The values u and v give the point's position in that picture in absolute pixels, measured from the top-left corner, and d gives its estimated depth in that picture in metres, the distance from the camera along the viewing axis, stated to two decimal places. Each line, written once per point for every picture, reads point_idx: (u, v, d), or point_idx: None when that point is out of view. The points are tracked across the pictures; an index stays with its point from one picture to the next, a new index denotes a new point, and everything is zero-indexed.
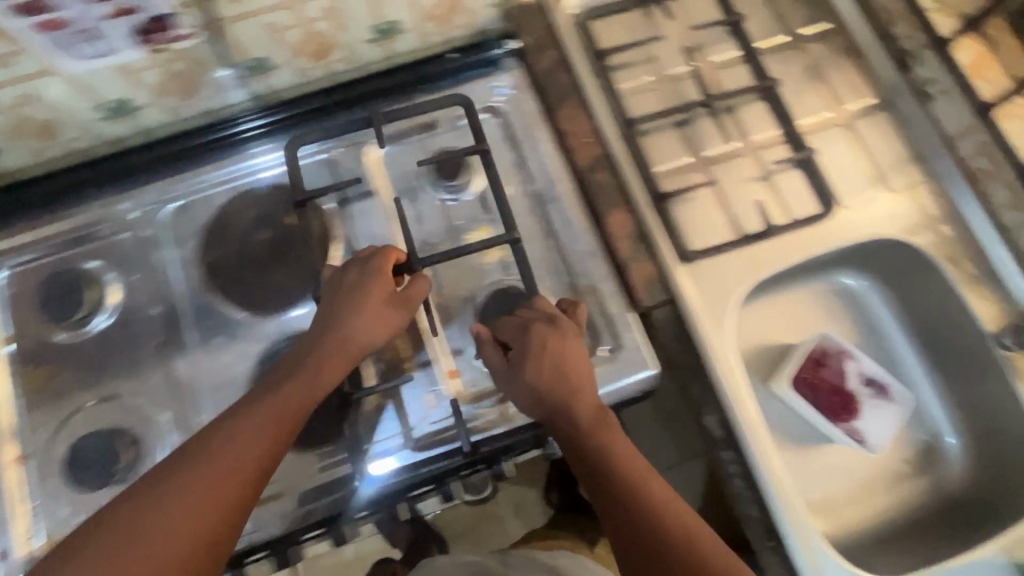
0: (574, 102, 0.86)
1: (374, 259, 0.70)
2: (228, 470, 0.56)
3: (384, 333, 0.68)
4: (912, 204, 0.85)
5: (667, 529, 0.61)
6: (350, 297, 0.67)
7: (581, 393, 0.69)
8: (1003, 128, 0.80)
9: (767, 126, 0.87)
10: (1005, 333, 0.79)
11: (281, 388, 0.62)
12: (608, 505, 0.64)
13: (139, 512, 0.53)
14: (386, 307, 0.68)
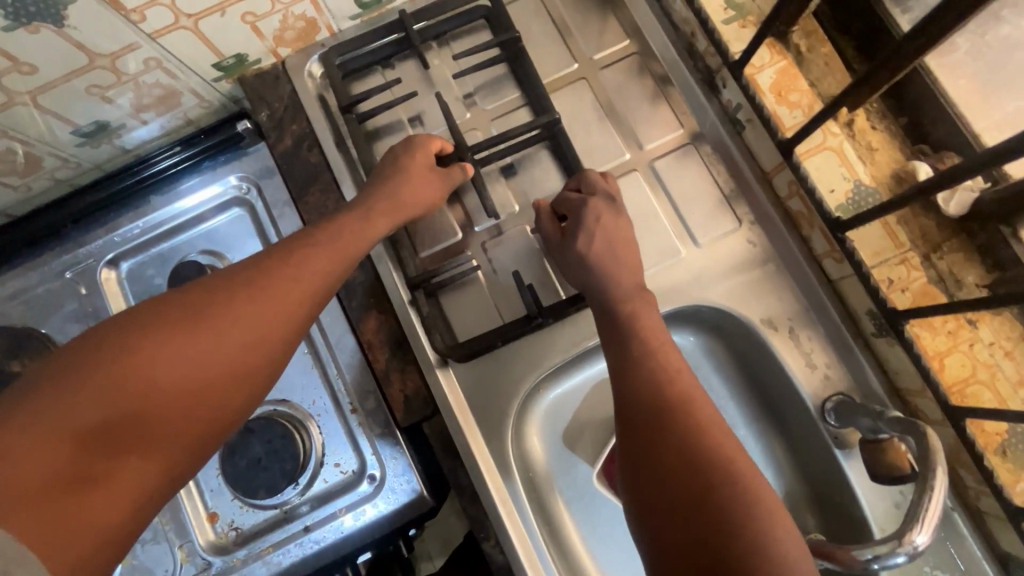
0: (322, 185, 0.74)
1: (420, 138, 0.68)
2: (278, 301, 0.51)
3: (426, 202, 0.67)
4: (727, 257, 0.73)
5: (697, 399, 0.55)
6: (425, 162, 0.67)
7: (627, 269, 0.64)
8: (809, 167, 0.66)
9: (551, 184, 0.75)
10: (828, 408, 0.68)
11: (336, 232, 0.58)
12: (630, 374, 0.57)
13: (159, 343, 0.46)
14: (427, 175, 0.67)
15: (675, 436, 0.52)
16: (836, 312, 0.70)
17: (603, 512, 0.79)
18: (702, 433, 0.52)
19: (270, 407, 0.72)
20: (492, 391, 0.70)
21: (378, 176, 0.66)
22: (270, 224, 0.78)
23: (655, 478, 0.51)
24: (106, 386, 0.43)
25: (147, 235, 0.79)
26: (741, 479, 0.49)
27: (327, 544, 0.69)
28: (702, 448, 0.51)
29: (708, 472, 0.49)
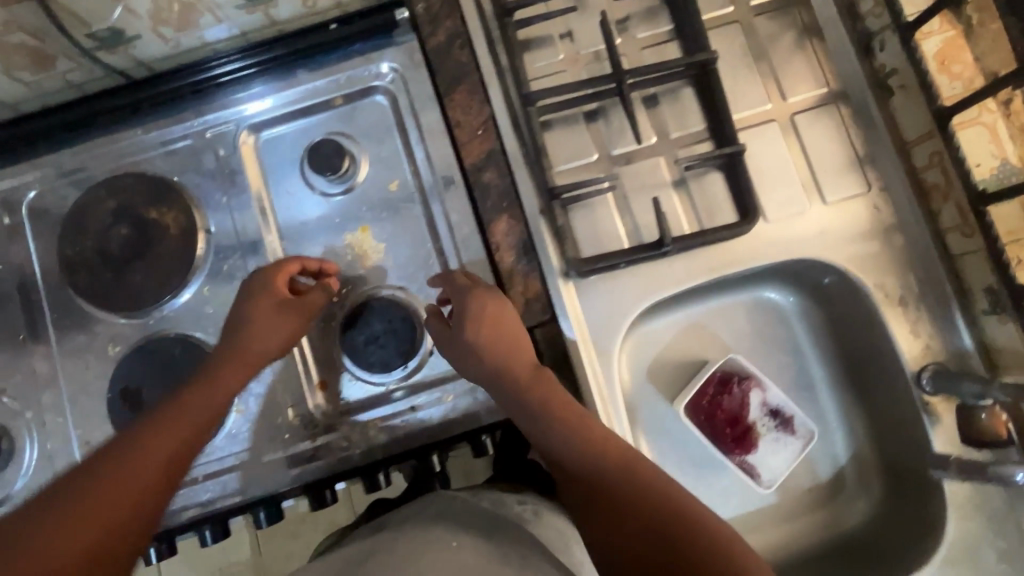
0: (469, 84, 0.75)
1: (260, 278, 0.68)
2: (143, 450, 0.55)
3: (291, 334, 0.68)
4: (850, 220, 0.75)
5: (632, 465, 0.58)
6: (274, 303, 0.67)
7: (522, 350, 0.66)
8: (961, 139, 0.68)
9: (692, 120, 0.76)
10: (924, 375, 0.71)
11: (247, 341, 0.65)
12: (570, 453, 0.60)
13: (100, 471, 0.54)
14: (276, 314, 0.67)
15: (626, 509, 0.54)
16: (948, 286, 0.72)
17: (680, 442, 0.82)
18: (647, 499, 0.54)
19: (390, 291, 0.75)
20: (604, 308, 0.73)
21: (238, 322, 0.66)
22: (411, 117, 0.77)
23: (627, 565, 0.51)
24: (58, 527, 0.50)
25: (286, 109, 0.79)
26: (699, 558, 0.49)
27: (433, 425, 0.73)
28: (655, 517, 0.53)
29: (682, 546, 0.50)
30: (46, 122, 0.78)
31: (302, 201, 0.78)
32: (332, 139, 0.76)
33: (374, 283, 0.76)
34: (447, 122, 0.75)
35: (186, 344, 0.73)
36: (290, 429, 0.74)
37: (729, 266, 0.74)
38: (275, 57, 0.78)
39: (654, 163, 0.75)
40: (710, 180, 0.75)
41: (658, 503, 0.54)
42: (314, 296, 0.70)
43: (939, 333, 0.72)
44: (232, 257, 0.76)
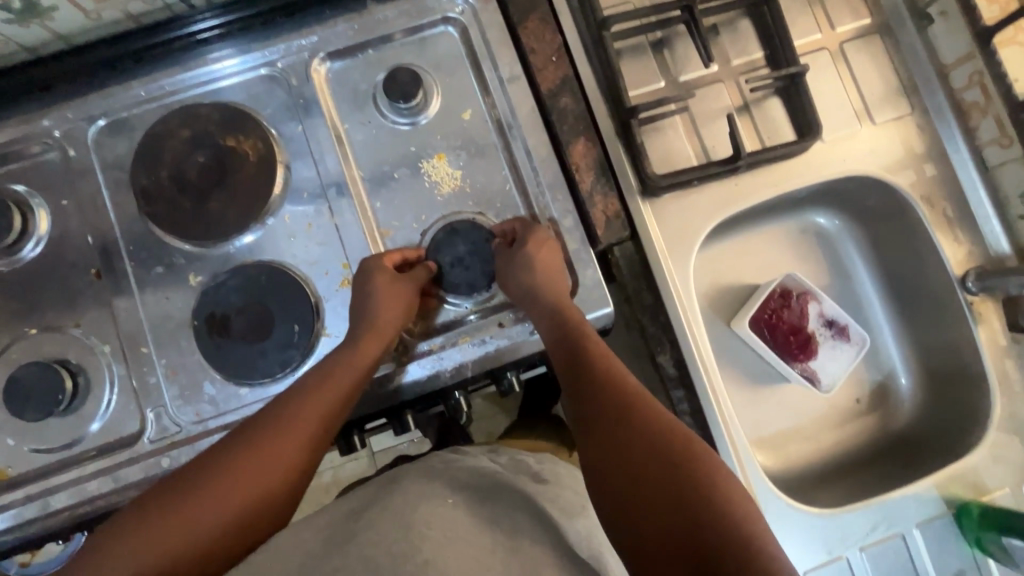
0: (541, 13, 0.77)
1: (370, 262, 0.70)
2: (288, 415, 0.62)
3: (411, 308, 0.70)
4: (897, 139, 0.80)
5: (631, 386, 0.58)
6: (389, 277, 0.69)
7: (557, 281, 0.69)
8: (1002, 57, 0.74)
9: (751, 49, 0.80)
10: (969, 277, 0.77)
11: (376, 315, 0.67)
12: (576, 372, 0.62)
13: (250, 443, 0.59)
14: (396, 287, 0.69)
15: (624, 424, 0.55)
16: (987, 196, 0.79)
17: (740, 357, 0.87)
18: (648, 418, 0.55)
19: (469, 216, 0.77)
20: (678, 224, 0.77)
21: (363, 295, 0.69)
22: (483, 47, 0.78)
23: (613, 474, 0.52)
24: (228, 478, 0.57)
25: (356, 39, 0.78)
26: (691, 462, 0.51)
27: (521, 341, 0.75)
28: (648, 431, 0.54)
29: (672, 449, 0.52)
30: (107, 54, 0.76)
31: (375, 131, 0.78)
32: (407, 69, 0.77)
33: (454, 209, 0.77)
34: (520, 51, 0.78)
35: (269, 270, 0.73)
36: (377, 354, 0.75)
37: (790, 184, 0.79)
38: (257, 13, 0.78)
39: (717, 89, 0.79)
40: (769, 104, 0.79)
41: (659, 423, 0.54)
42: (421, 271, 0.72)
43: (980, 241, 0.79)
44: (311, 187, 0.76)
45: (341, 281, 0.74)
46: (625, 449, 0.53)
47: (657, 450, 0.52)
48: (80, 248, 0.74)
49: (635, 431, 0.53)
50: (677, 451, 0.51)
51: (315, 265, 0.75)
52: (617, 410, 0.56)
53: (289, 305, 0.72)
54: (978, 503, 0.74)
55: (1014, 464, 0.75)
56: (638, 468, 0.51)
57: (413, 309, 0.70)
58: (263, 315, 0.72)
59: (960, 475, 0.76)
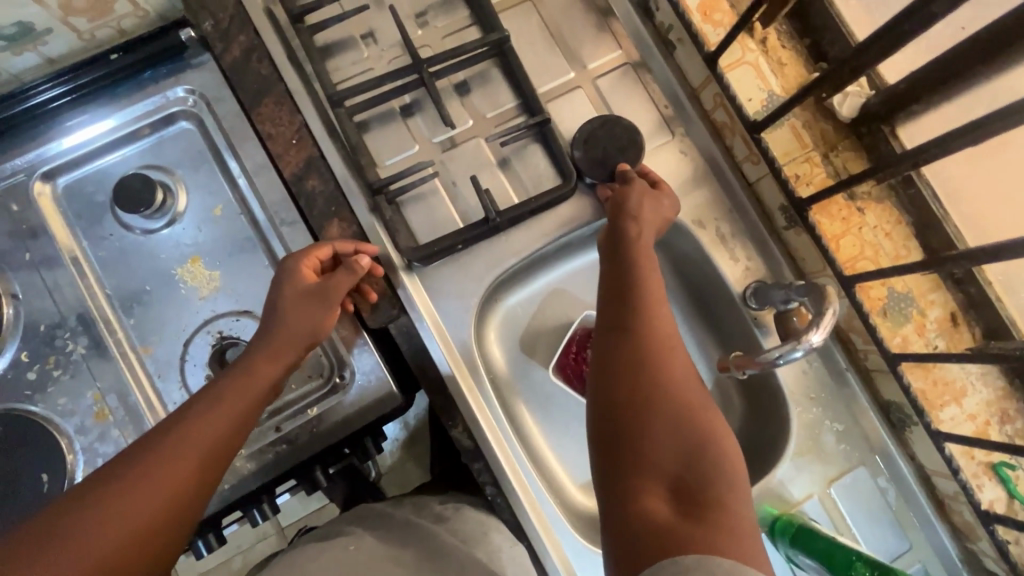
0: (274, 96, 0.74)
1: (295, 260, 0.66)
2: (220, 417, 0.58)
3: (320, 328, 0.66)
4: (662, 167, 0.81)
5: (668, 332, 0.57)
6: (303, 289, 0.65)
7: (643, 222, 0.67)
8: (732, 79, 0.75)
9: (503, 99, 0.79)
10: (748, 294, 0.78)
11: (277, 330, 0.65)
12: (620, 296, 0.60)
13: (89, 513, 0.49)
14: (306, 301, 0.66)
15: (651, 367, 0.54)
16: (753, 211, 0.80)
17: (559, 402, 0.86)
18: (680, 374, 0.54)
19: (231, 319, 0.74)
20: (453, 290, 0.76)
21: (273, 309, 0.66)
22: (223, 137, 0.75)
23: (622, 404, 0.53)
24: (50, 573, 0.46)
25: (82, 151, 0.74)
26: (716, 445, 0.50)
27: (301, 442, 0.71)
28: (682, 389, 0.53)
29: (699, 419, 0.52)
30: None
31: (118, 244, 0.74)
32: (136, 174, 0.72)
33: (214, 314, 0.74)
34: (261, 138, 0.74)
35: (10, 417, 0.68)
36: None
37: (562, 229, 0.78)
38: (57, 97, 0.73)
39: (474, 146, 0.78)
40: (528, 152, 0.78)
41: (678, 379, 0.54)
42: (342, 280, 0.66)
43: (754, 254, 0.80)
44: (49, 317, 0.71)
45: (95, 414, 0.70)
46: (644, 385, 0.53)
47: (678, 404, 0.52)
48: None
49: (660, 385, 0.53)
50: (697, 416, 0.52)
51: (63, 401, 0.69)
52: (653, 349, 0.55)
53: (37, 452, 0.68)
54: (789, 516, 0.74)
55: (815, 470, 0.77)
56: (652, 412, 0.52)
57: (327, 324, 0.67)
58: (9, 470, 0.67)
59: (767, 490, 0.77)
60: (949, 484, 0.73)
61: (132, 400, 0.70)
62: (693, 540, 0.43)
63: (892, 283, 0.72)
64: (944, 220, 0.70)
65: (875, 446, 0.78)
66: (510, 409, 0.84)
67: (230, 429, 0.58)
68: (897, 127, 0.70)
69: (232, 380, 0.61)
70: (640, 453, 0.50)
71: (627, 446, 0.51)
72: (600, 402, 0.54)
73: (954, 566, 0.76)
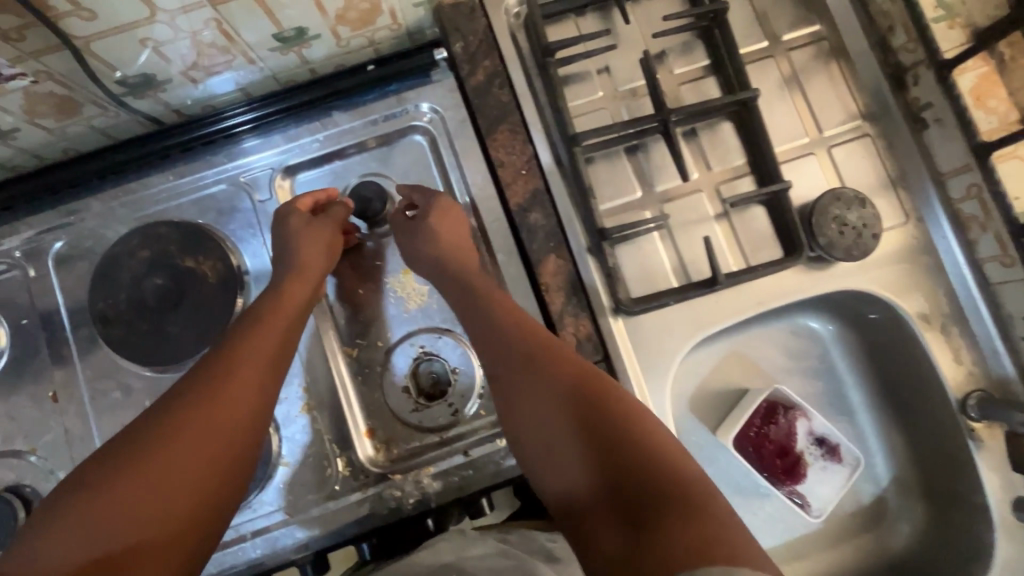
0: (510, 124, 0.75)
1: (285, 208, 0.72)
2: (274, 344, 0.63)
3: (333, 245, 0.72)
4: (890, 252, 0.76)
5: (625, 419, 0.54)
6: (300, 219, 0.71)
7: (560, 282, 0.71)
8: (998, 172, 0.69)
9: (732, 156, 0.76)
10: (970, 402, 0.72)
11: (298, 259, 0.69)
12: (483, 338, 0.65)
13: (177, 429, 0.53)
14: (312, 226, 0.70)
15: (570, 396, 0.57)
16: (991, 314, 0.73)
17: (728, 472, 0.83)
18: (656, 477, 0.49)
19: (435, 334, 0.75)
20: (657, 345, 0.74)
21: (284, 241, 0.70)
22: (451, 156, 0.77)
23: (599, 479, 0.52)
24: (112, 518, 0.48)
25: (322, 151, 0.78)
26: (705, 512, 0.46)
27: (487, 471, 0.71)
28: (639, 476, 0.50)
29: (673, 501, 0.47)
30: (71, 165, 0.76)
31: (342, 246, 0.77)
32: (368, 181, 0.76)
33: (419, 327, 0.75)
34: (489, 162, 0.75)
35: None
36: (320, 489, 0.72)
37: (776, 300, 0.75)
38: (311, 99, 0.77)
39: (696, 200, 0.76)
40: (752, 214, 0.75)
41: (599, 393, 0.56)
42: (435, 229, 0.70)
43: (982, 359, 0.74)
44: None
45: (302, 404, 0.74)
46: (569, 417, 0.56)
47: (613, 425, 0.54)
48: (40, 367, 0.73)
49: (598, 405, 0.55)
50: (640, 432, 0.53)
51: None
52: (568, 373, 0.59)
53: None
54: None
55: None
56: (597, 441, 0.53)
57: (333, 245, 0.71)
58: None
59: None
60: None
61: (336, 397, 0.73)
62: None
63: None
64: None
65: None
66: None
67: (276, 351, 0.62)
68: None
69: (264, 313, 0.64)
70: (604, 481, 0.51)
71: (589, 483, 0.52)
72: (572, 484, 0.54)
73: None
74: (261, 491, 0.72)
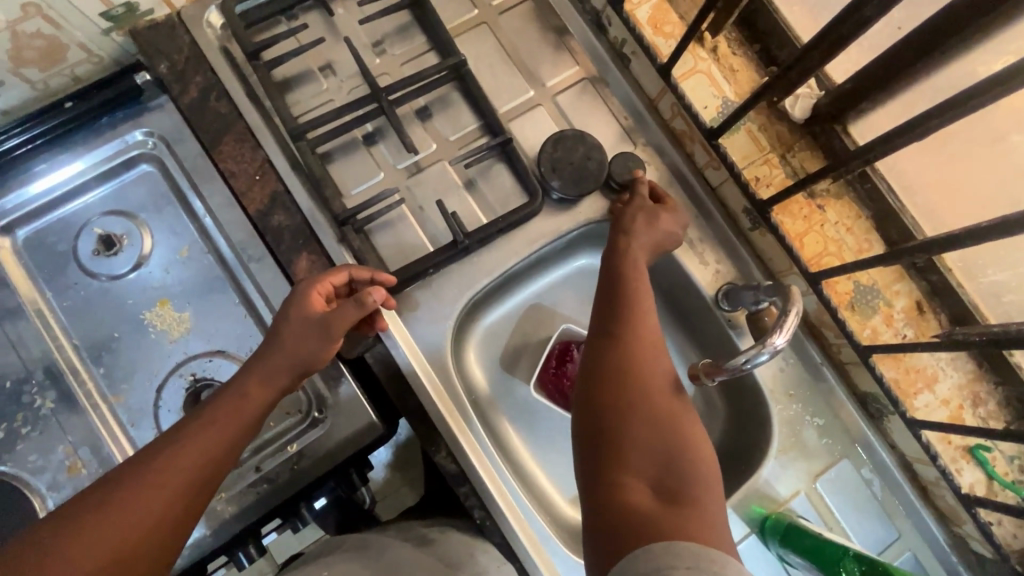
0: (236, 134, 0.75)
1: (304, 291, 0.63)
2: (235, 412, 0.58)
3: (317, 359, 0.63)
4: (635, 169, 0.79)
5: (665, 395, 0.55)
6: (305, 318, 0.62)
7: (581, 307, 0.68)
8: (685, 88, 0.77)
9: (464, 121, 0.80)
10: (720, 297, 0.79)
11: (295, 359, 0.62)
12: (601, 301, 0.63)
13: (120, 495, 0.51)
14: (311, 332, 0.62)
15: (625, 365, 0.56)
16: (720, 214, 0.82)
17: (545, 420, 0.84)
18: (678, 443, 0.52)
19: (204, 358, 0.73)
20: (429, 315, 0.75)
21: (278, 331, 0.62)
22: (186, 179, 0.75)
23: (630, 427, 0.53)
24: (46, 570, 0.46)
25: (43, 200, 0.74)
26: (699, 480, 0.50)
27: (283, 481, 0.70)
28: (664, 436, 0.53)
29: (684, 467, 0.51)
30: None
31: (83, 293, 0.73)
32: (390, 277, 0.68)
33: (185, 355, 0.73)
34: (223, 176, 0.75)
35: None
36: None
37: (533, 245, 0.79)
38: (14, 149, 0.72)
39: (440, 170, 0.78)
40: (495, 173, 0.79)
41: (641, 371, 0.56)
42: (637, 240, 0.69)
43: (723, 255, 0.81)
44: (16, 373, 0.70)
45: (67, 468, 0.68)
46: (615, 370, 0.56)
47: (670, 422, 0.54)
48: None
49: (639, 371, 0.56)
50: (687, 434, 0.53)
51: (33, 458, 0.68)
52: (656, 369, 0.57)
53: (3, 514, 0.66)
54: (777, 516, 0.75)
55: (799, 467, 0.78)
56: (638, 401, 0.54)
57: (328, 356, 0.63)
58: None
59: (757, 491, 0.77)
60: (930, 470, 0.74)
61: (105, 451, 0.69)
62: (675, 529, 0.45)
63: (857, 278, 0.73)
64: (900, 211, 0.72)
65: (856, 437, 0.79)
66: (497, 427, 0.83)
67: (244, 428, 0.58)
68: (848, 124, 0.73)
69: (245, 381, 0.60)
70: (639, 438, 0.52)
71: (614, 462, 0.52)
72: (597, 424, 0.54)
73: (941, 548, 0.77)
74: None
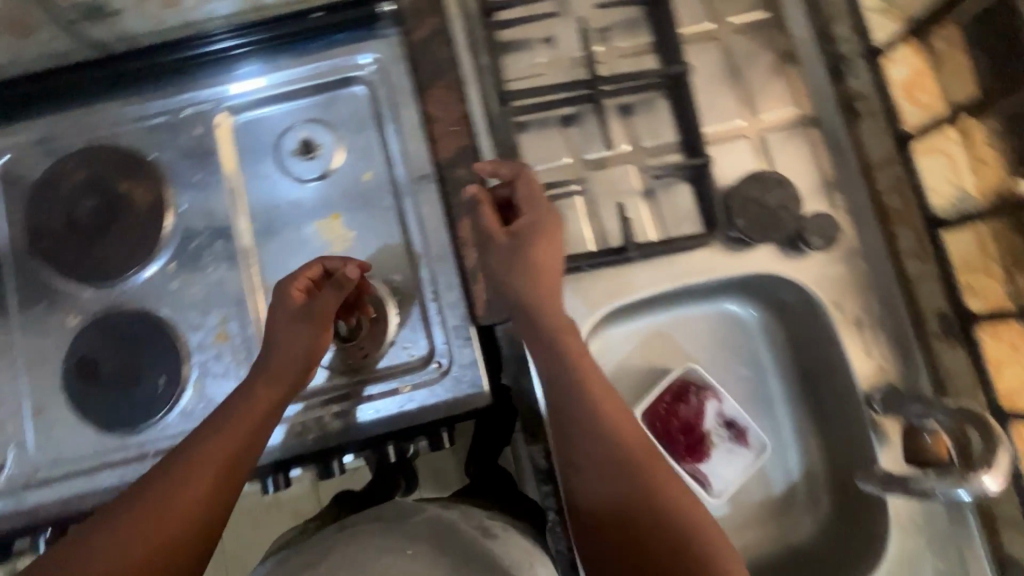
0: (447, 81, 0.77)
1: (281, 289, 0.64)
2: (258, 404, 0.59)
3: (315, 351, 0.64)
4: (829, 235, 0.73)
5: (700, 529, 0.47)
6: (287, 313, 0.63)
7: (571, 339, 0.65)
8: (921, 166, 0.72)
9: (665, 131, 0.77)
10: (875, 396, 0.73)
11: (289, 350, 0.62)
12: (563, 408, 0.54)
13: (150, 490, 0.51)
14: (299, 326, 0.63)
15: (644, 492, 0.48)
16: (905, 308, 0.75)
17: None
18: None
19: None
20: (569, 309, 0.74)
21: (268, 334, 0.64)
22: (389, 109, 0.78)
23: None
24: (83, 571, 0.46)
25: (265, 92, 0.79)
26: None
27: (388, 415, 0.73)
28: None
29: None
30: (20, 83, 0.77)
31: (270, 185, 0.78)
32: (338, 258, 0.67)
33: None
34: (423, 117, 0.77)
35: (148, 318, 0.74)
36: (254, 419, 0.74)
37: (693, 276, 0.75)
38: (260, 40, 0.78)
39: (626, 173, 0.76)
40: (679, 191, 0.76)
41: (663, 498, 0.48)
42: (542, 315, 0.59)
43: (890, 351, 0.74)
44: (200, 236, 0.76)
45: (216, 334, 0.74)
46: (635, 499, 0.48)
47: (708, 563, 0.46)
48: None
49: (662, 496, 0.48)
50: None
51: (192, 314, 0.75)
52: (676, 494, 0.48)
53: (157, 352, 0.73)
54: None
55: None
56: (668, 539, 0.46)
57: (323, 343, 0.64)
58: (131, 364, 0.73)
59: None
60: None
61: (249, 332, 0.74)
62: None
63: None
64: None
65: None
66: None
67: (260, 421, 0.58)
68: None
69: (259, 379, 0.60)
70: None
71: None
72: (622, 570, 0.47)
73: None
74: (167, 414, 0.72)
